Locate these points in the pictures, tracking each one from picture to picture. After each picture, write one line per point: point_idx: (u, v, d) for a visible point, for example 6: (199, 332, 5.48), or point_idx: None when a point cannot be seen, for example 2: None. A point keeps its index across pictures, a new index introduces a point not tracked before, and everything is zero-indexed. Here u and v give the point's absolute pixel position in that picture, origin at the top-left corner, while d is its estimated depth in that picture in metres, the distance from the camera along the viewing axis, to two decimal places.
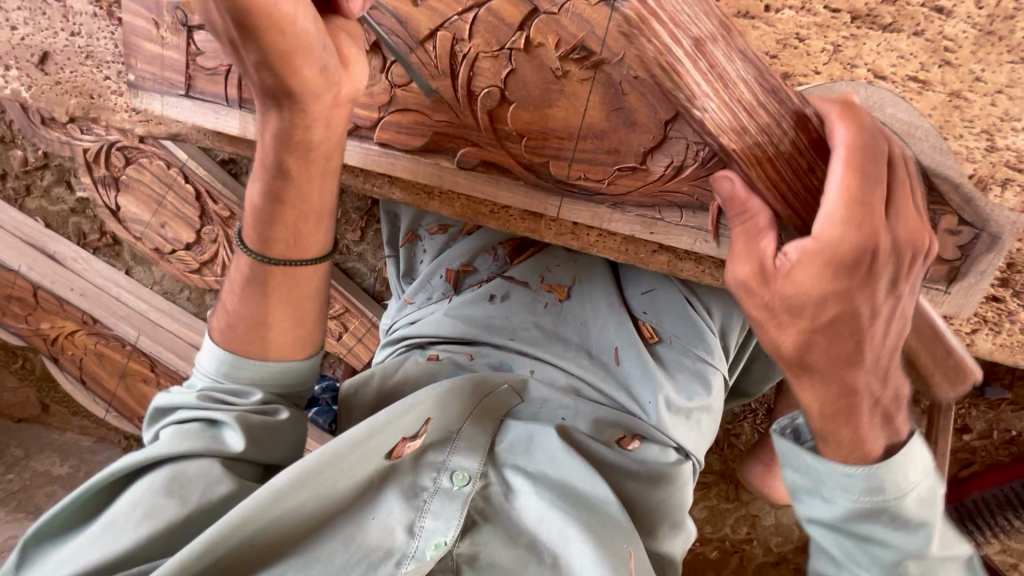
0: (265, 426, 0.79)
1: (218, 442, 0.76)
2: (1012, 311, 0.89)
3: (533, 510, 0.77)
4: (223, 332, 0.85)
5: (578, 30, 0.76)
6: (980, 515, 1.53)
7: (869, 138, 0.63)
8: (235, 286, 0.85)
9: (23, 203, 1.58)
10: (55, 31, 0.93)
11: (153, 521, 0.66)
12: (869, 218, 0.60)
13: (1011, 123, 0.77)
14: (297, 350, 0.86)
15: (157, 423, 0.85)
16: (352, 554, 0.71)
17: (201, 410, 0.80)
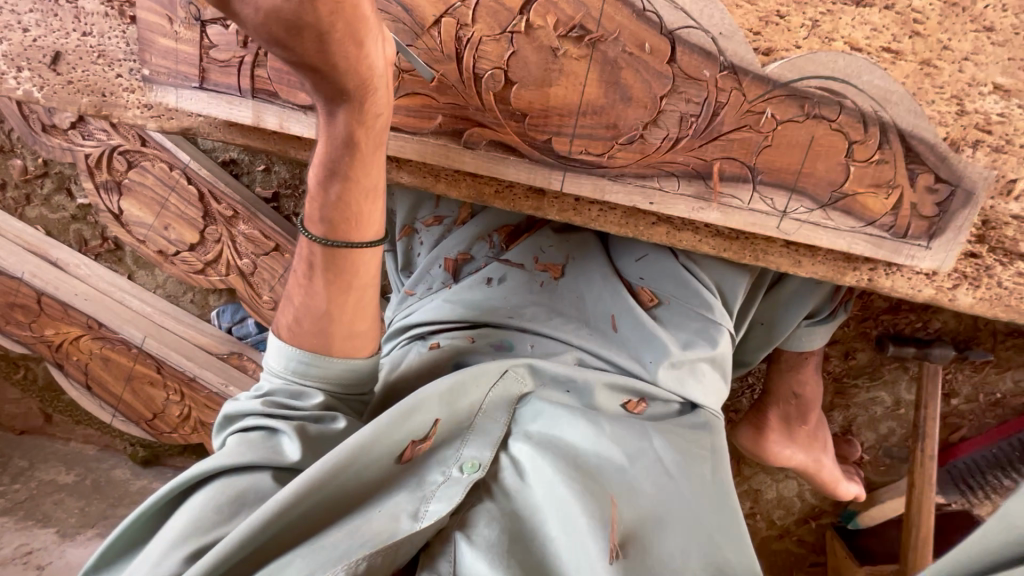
0: (322, 437, 0.83)
1: (278, 452, 0.80)
2: (990, 266, 0.96)
3: (539, 491, 0.79)
4: (291, 330, 0.91)
5: (574, 12, 0.82)
6: (972, 475, 1.60)
7: None
8: (301, 278, 0.90)
9: (23, 212, 1.59)
10: (67, 31, 0.96)
11: (201, 536, 0.71)
12: None
13: (976, 88, 0.84)
14: (358, 344, 0.90)
15: (223, 429, 0.90)
16: (354, 541, 0.72)
17: (266, 418, 0.84)
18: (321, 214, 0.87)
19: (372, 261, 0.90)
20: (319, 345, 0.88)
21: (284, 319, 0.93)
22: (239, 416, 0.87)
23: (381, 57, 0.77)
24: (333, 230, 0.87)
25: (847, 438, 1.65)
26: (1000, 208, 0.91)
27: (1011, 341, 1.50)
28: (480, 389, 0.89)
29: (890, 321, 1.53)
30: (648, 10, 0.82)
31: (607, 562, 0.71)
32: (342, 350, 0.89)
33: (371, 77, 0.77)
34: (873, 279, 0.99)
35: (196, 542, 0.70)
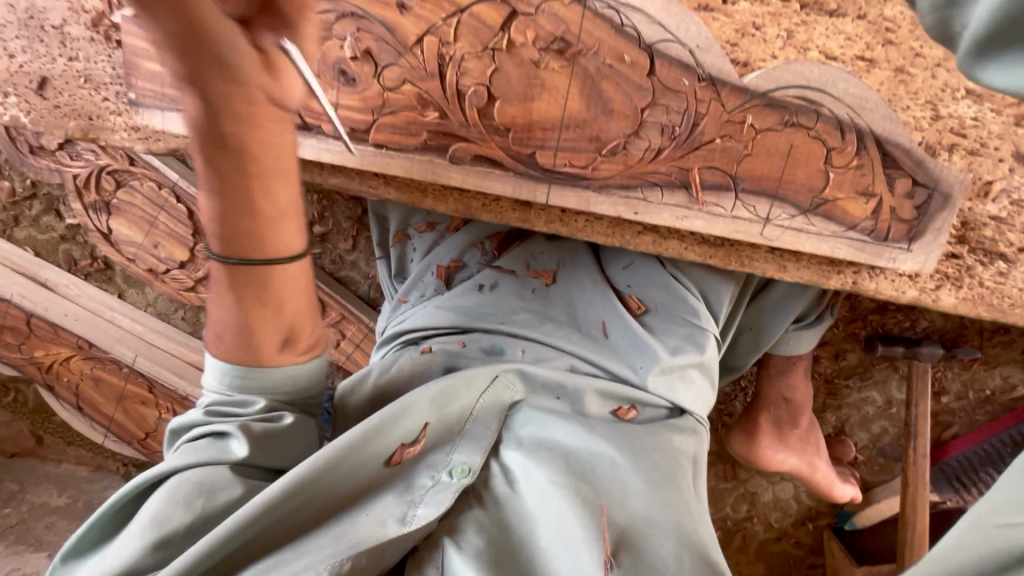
0: (267, 436, 0.80)
1: (223, 452, 0.78)
2: (970, 265, 0.98)
3: (529, 499, 0.80)
4: (215, 343, 0.82)
5: (554, 28, 0.84)
6: (966, 473, 1.62)
7: None
8: (211, 297, 0.79)
9: (12, 234, 1.59)
10: (54, 57, 0.96)
11: (157, 530, 0.71)
12: None
13: (950, 94, 0.86)
14: (288, 355, 0.83)
15: (177, 442, 0.87)
16: (342, 544, 0.71)
17: (210, 423, 0.82)
18: (215, 231, 0.74)
19: (293, 282, 0.80)
20: (247, 359, 0.81)
21: (227, 325, 0.90)
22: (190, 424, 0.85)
23: (305, 83, 0.74)
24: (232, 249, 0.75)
25: (840, 438, 1.68)
26: (978, 209, 0.93)
27: (997, 338, 1.52)
28: (471, 394, 0.90)
29: (878, 322, 1.55)
30: (626, 25, 0.84)
31: (604, 571, 0.70)
32: (271, 362, 0.82)
33: (285, 102, 0.71)
34: (857, 283, 1.00)
35: (152, 534, 0.70)
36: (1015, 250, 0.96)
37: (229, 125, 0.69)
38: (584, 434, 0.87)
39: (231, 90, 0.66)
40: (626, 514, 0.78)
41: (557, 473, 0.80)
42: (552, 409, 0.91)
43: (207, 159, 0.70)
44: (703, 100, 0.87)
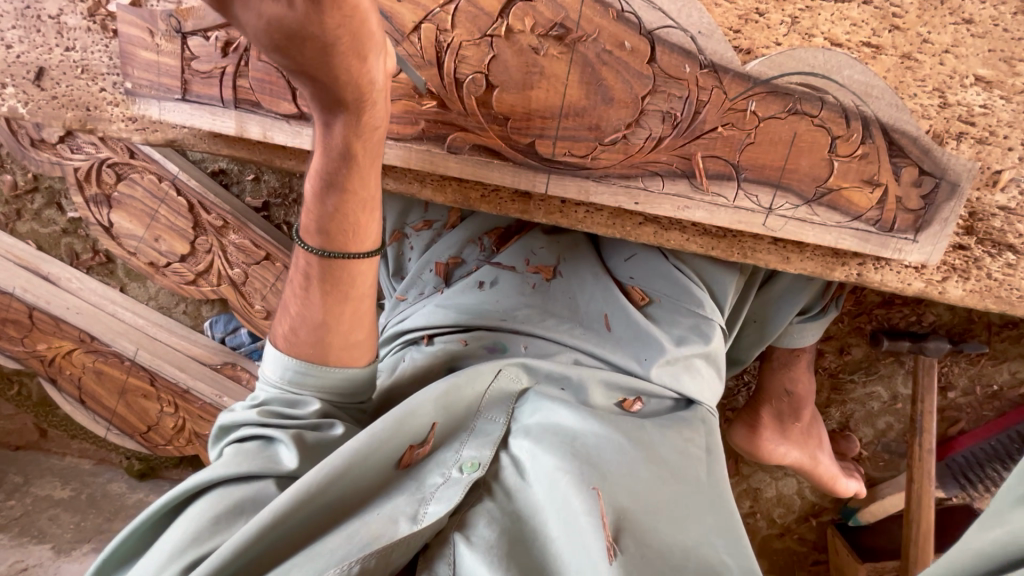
0: (317, 445, 0.83)
1: (274, 461, 0.80)
2: (978, 257, 0.96)
3: (539, 491, 0.78)
4: (287, 336, 0.90)
5: (553, 14, 0.82)
6: (972, 469, 1.60)
7: None
8: (298, 289, 0.90)
9: (15, 227, 1.59)
10: (50, 47, 0.96)
11: (198, 550, 0.70)
12: None
13: (959, 80, 0.84)
14: (354, 353, 0.90)
15: (221, 442, 0.89)
16: (353, 545, 0.71)
17: (263, 426, 0.84)
18: (313, 224, 0.87)
19: (368, 273, 0.90)
20: (317, 355, 0.88)
21: (278, 329, 0.93)
22: (236, 426, 0.87)
23: (382, 74, 0.76)
24: (324, 231, 0.87)
25: (844, 435, 1.66)
26: (987, 199, 0.91)
27: (1006, 333, 1.50)
28: (475, 389, 0.89)
29: (884, 316, 1.53)
30: (626, 11, 0.82)
31: (610, 560, 0.68)
32: (340, 358, 0.89)
33: (370, 99, 0.77)
34: (863, 274, 0.98)
35: (192, 554, 0.69)
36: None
37: (341, 121, 0.78)
38: (591, 424, 0.85)
39: (341, 83, 0.73)
40: (636, 506, 0.76)
41: (564, 463, 0.79)
42: (558, 398, 0.90)
43: (324, 151, 0.83)
44: (706, 87, 0.85)
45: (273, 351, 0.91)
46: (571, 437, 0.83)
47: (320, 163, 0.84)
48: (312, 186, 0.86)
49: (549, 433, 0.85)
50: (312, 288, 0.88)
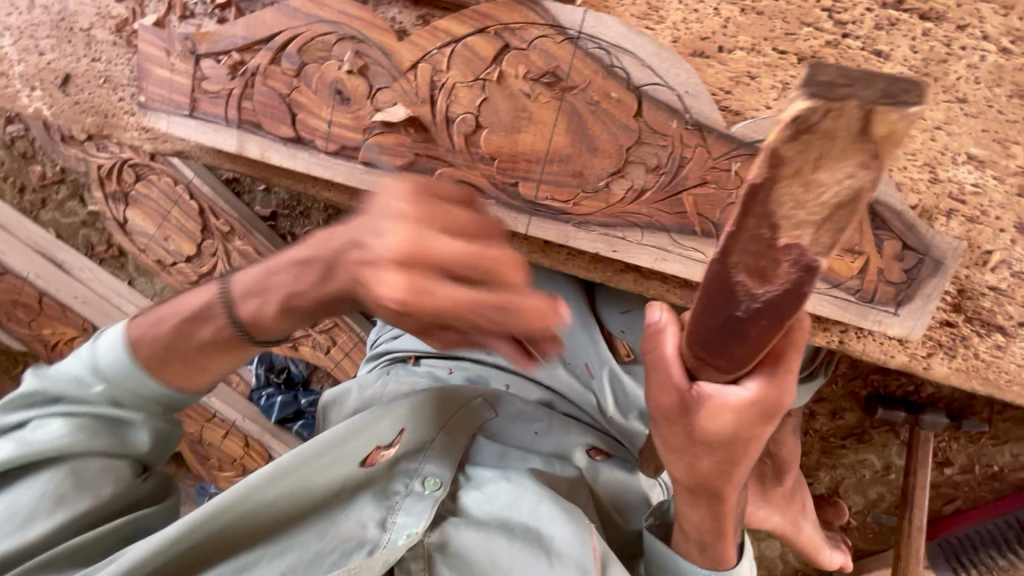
0: (166, 434, 0.86)
1: (125, 442, 0.82)
2: (965, 335, 0.94)
3: (498, 507, 0.84)
4: (152, 362, 0.78)
5: (545, 64, 0.85)
6: (965, 552, 1.53)
7: (769, 403, 0.55)
8: (182, 306, 0.77)
9: (38, 215, 1.66)
10: (78, 57, 1.03)
11: (69, 512, 0.77)
12: (777, 380, 0.54)
13: (950, 157, 0.86)
14: (207, 380, 0.83)
15: (29, 406, 0.81)
16: (325, 544, 0.77)
17: (102, 410, 0.80)
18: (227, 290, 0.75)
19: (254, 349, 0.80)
20: (178, 376, 0.80)
21: (141, 325, 0.80)
22: (59, 396, 0.81)
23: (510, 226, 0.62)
24: (255, 330, 0.74)
25: (833, 502, 1.56)
26: (976, 278, 0.91)
27: (1008, 413, 1.42)
28: (451, 410, 0.95)
29: (880, 381, 1.48)
30: (616, 66, 0.85)
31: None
32: (191, 384, 0.82)
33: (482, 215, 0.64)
34: (844, 342, 0.97)
35: (61, 515, 0.76)
36: (1013, 324, 0.92)
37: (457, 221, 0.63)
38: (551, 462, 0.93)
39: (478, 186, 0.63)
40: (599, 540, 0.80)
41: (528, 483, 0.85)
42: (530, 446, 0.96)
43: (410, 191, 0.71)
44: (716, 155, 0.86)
45: (113, 334, 0.81)
46: (525, 463, 0.91)
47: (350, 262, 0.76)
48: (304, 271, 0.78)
49: (509, 463, 0.92)
50: (210, 351, 0.78)
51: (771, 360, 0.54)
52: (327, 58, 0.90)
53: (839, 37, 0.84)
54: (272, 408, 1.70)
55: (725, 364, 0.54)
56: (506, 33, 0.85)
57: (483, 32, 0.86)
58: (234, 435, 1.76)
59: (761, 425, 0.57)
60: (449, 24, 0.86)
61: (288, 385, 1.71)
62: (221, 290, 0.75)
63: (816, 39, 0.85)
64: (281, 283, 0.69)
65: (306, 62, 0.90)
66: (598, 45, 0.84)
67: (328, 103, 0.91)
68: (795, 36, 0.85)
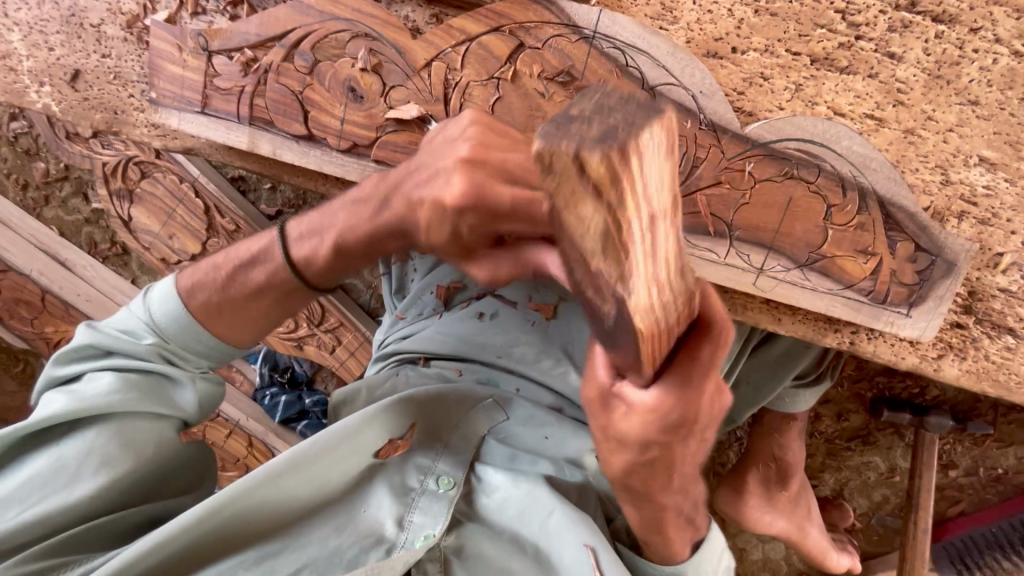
0: (207, 391, 0.92)
1: (172, 397, 0.87)
2: (976, 337, 0.94)
3: (509, 513, 0.85)
4: (207, 310, 0.87)
5: (559, 63, 0.85)
6: (969, 553, 1.54)
7: (677, 409, 0.53)
8: (242, 257, 0.87)
9: (41, 212, 1.65)
10: (88, 53, 1.02)
11: (107, 474, 0.78)
12: (688, 389, 0.52)
13: (962, 159, 0.86)
14: (251, 332, 0.90)
15: (82, 360, 0.86)
16: (344, 540, 0.78)
17: (153, 363, 0.86)
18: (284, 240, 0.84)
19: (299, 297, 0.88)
20: (226, 324, 0.88)
21: (193, 277, 0.89)
22: (112, 350, 0.86)
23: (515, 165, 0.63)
24: (309, 274, 0.84)
25: (838, 505, 1.59)
26: (987, 279, 0.91)
27: (1013, 416, 1.42)
28: (461, 411, 0.97)
29: (885, 384, 1.48)
30: (631, 66, 0.85)
31: None
32: (236, 335, 0.90)
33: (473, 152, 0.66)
34: (854, 343, 0.96)
35: (105, 477, 0.78)
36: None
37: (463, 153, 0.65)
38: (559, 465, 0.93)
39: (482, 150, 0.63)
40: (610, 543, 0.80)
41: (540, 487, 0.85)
42: (539, 449, 0.96)
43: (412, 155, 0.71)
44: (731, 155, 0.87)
45: (168, 290, 0.89)
46: (537, 469, 0.91)
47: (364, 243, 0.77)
48: (321, 240, 0.80)
49: (520, 466, 0.91)
50: (261, 298, 0.87)
51: (688, 362, 0.51)
52: (341, 56, 0.90)
53: (853, 38, 0.84)
54: (276, 409, 1.68)
55: (637, 370, 0.51)
56: (521, 32, 0.85)
57: (498, 30, 0.86)
58: (237, 434, 1.75)
59: (675, 430, 0.55)
60: (463, 22, 0.86)
61: (292, 385, 1.70)
62: (280, 241, 0.84)
63: (830, 40, 0.85)
64: (340, 222, 0.79)
65: (319, 59, 0.90)
66: (613, 45, 0.84)
67: (340, 100, 0.91)
68: (809, 37, 0.85)
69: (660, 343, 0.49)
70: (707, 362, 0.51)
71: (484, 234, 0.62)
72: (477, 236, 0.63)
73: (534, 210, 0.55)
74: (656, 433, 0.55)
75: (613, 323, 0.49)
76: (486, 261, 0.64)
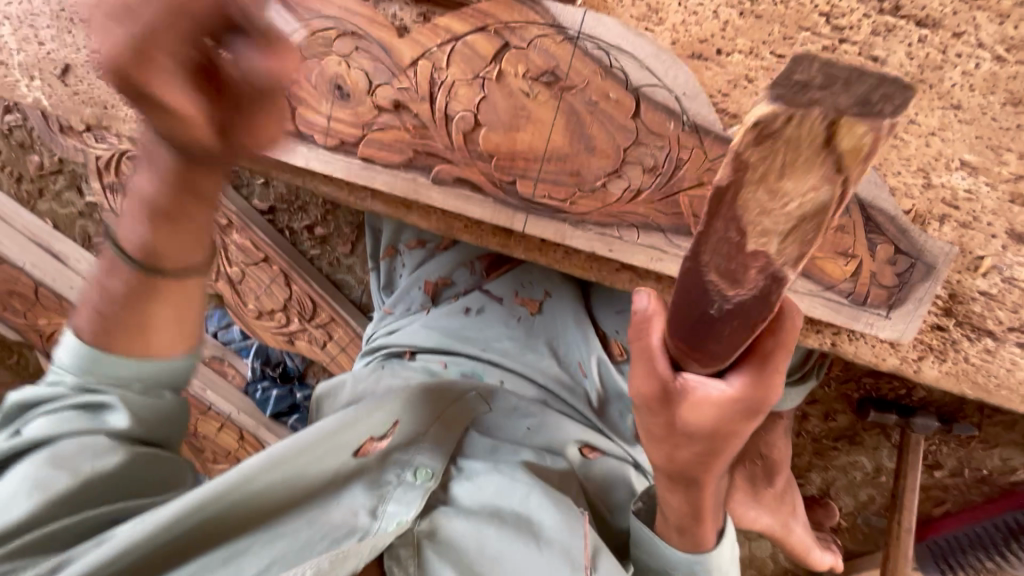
0: (155, 409, 0.80)
1: (103, 424, 0.77)
2: (956, 339, 0.95)
3: (488, 493, 0.84)
4: (120, 333, 0.76)
5: (544, 63, 0.86)
6: (953, 553, 1.56)
7: (751, 396, 0.60)
8: (102, 274, 0.78)
9: (36, 205, 1.70)
10: (78, 47, 1.03)
11: (42, 494, 0.70)
12: (761, 372, 0.60)
13: (943, 163, 0.87)
14: (175, 346, 0.80)
15: (7, 423, 0.79)
16: (314, 534, 0.73)
17: (81, 396, 0.77)
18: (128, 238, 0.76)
19: (170, 292, 0.77)
20: (140, 345, 0.77)
21: (88, 297, 0.78)
22: (32, 403, 0.78)
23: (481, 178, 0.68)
24: (157, 256, 0.76)
25: (824, 504, 1.60)
26: (967, 282, 0.92)
27: (998, 418, 1.44)
28: (442, 405, 0.95)
29: (872, 385, 1.50)
30: (615, 66, 0.85)
31: None
32: (162, 351, 0.79)
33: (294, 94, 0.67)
34: (836, 344, 0.97)
35: (37, 500, 0.69)
36: (1003, 328, 0.93)
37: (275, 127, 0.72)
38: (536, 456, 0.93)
39: None
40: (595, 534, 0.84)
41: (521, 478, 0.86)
42: (521, 437, 0.97)
43: None
44: (713, 155, 0.86)
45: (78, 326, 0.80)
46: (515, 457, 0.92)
47: None
48: None
49: (501, 456, 0.92)
50: (136, 303, 0.76)
51: (760, 351, 0.60)
52: (327, 53, 0.90)
53: (837, 41, 0.85)
54: (268, 402, 1.70)
55: (709, 356, 0.60)
56: (506, 32, 0.85)
57: (484, 30, 0.86)
58: (228, 429, 1.72)
59: (743, 421, 0.62)
60: (449, 21, 0.86)
61: (285, 379, 1.73)
62: (110, 236, 0.78)
63: (813, 43, 0.85)
64: (252, 202, 0.71)
65: (306, 56, 0.91)
66: (597, 46, 0.85)
67: (325, 97, 0.93)
68: (793, 40, 0.85)
69: (748, 333, 0.57)
70: (782, 348, 0.59)
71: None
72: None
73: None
74: (729, 422, 0.62)
75: (731, 301, 0.56)
76: None
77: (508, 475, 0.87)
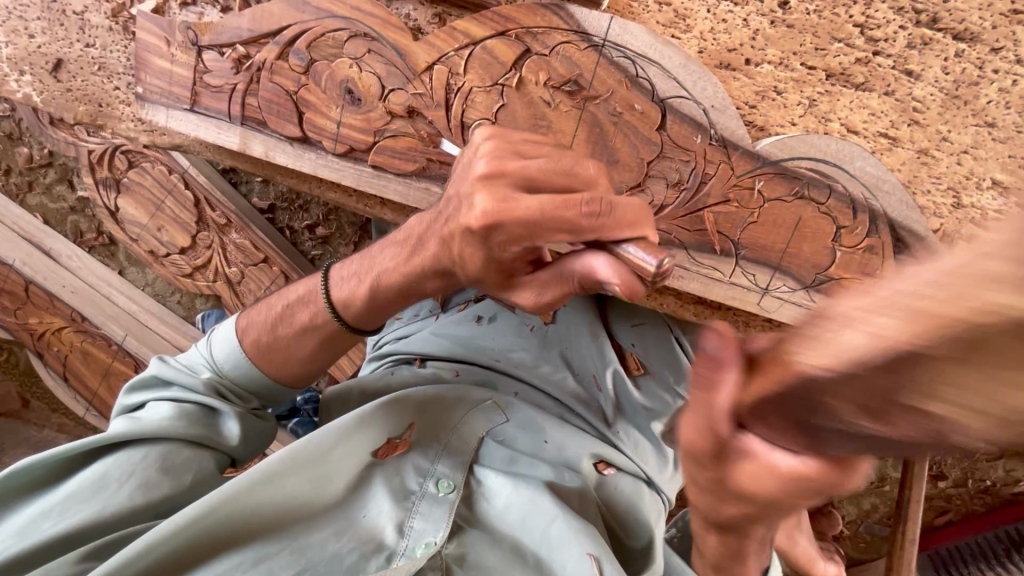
0: (255, 429, 0.91)
1: (217, 430, 0.87)
2: None
3: (512, 513, 0.84)
4: (257, 348, 0.90)
5: (567, 71, 0.82)
6: (954, 563, 1.55)
7: (823, 481, 0.41)
8: (288, 303, 0.91)
9: (24, 199, 1.60)
10: (71, 41, 0.97)
11: (144, 496, 0.76)
12: (844, 460, 0.39)
13: (975, 182, 0.83)
14: (292, 373, 0.92)
15: (149, 387, 0.90)
16: (343, 544, 0.76)
17: (209, 395, 0.87)
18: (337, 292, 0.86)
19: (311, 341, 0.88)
20: (259, 358, 0.90)
21: (249, 317, 0.94)
22: (174, 382, 0.89)
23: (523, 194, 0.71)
24: (340, 310, 0.86)
25: (827, 513, 1.59)
26: None
27: None
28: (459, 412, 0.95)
29: None
30: (641, 77, 0.81)
31: None
32: (278, 373, 0.91)
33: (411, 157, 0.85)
34: None
35: (138, 497, 0.76)
36: None
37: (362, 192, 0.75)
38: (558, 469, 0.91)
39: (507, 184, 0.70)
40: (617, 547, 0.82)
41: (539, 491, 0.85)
42: (540, 454, 0.93)
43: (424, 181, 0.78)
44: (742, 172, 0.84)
45: (228, 331, 0.93)
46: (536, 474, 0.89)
47: (387, 261, 0.80)
48: (360, 283, 0.83)
49: (520, 470, 0.90)
50: (293, 335, 0.89)
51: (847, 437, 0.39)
52: (338, 56, 0.86)
53: (870, 54, 0.81)
54: None
55: (776, 423, 0.39)
56: (528, 37, 0.82)
57: (504, 35, 0.82)
58: None
59: (809, 499, 0.43)
60: (468, 25, 0.82)
61: None
62: (322, 282, 0.88)
63: (846, 55, 0.82)
64: (380, 264, 0.81)
65: (315, 58, 0.86)
66: (624, 54, 0.81)
67: (336, 103, 0.87)
68: (825, 51, 0.82)
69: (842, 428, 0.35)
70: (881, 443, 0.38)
71: (524, 256, 0.65)
72: (518, 259, 0.64)
73: (569, 215, 0.57)
74: (790, 497, 0.44)
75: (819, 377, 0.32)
76: (529, 283, 0.65)
77: (527, 489, 0.86)
